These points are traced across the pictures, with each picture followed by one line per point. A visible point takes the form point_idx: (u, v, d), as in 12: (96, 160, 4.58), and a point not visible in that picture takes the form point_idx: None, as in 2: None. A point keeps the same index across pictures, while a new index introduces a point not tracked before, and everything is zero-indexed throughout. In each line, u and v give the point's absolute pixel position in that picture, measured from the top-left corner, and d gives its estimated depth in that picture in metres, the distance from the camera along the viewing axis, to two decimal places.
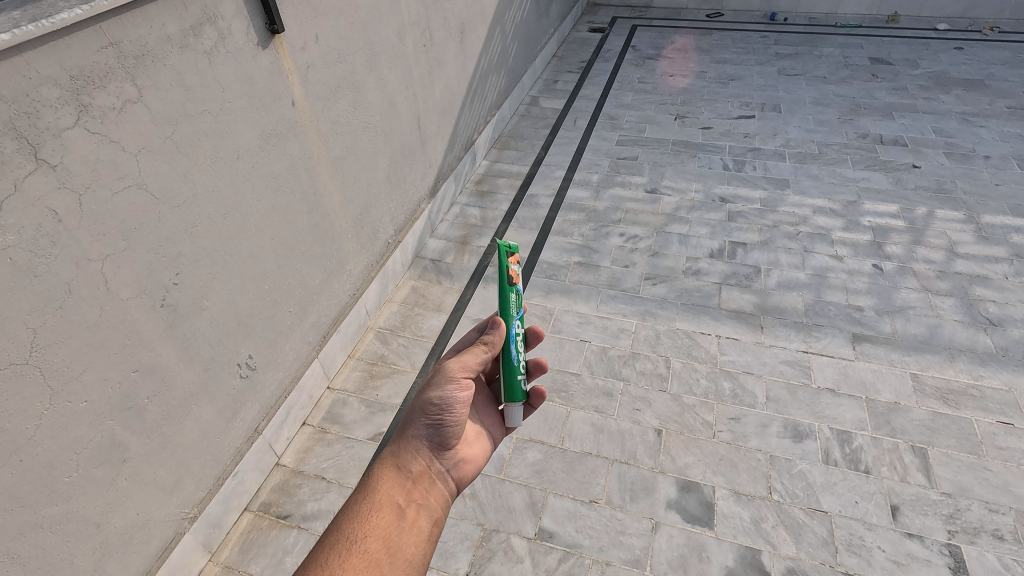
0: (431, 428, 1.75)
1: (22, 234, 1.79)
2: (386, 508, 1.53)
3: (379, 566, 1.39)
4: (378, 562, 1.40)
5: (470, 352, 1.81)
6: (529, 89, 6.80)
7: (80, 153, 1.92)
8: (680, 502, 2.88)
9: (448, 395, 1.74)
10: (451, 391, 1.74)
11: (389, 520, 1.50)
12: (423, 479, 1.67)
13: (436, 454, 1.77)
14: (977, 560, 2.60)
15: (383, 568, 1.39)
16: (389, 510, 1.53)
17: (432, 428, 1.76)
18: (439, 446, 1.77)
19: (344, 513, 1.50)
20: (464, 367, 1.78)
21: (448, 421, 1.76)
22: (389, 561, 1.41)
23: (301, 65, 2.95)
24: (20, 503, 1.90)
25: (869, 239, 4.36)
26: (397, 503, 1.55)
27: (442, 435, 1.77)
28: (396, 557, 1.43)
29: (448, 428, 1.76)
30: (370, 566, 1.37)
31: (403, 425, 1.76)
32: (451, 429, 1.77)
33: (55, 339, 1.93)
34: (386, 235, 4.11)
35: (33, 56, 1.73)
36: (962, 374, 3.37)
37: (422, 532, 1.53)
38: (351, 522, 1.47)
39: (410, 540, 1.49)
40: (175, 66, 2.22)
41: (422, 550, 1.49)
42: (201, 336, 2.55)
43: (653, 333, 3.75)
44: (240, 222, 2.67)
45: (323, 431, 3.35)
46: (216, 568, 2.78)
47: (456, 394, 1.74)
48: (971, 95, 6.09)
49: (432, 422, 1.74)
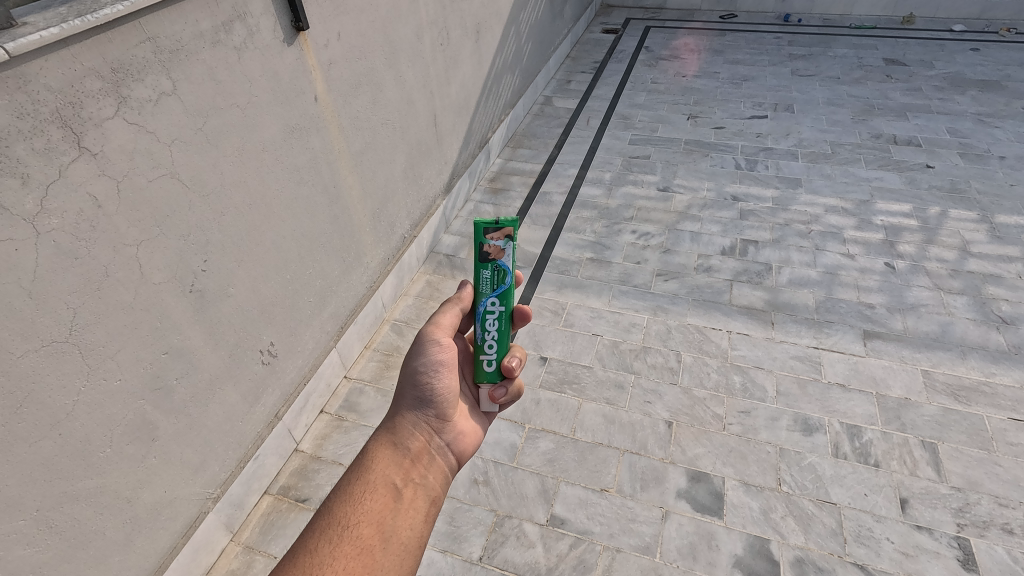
0: (423, 400, 1.85)
1: (66, 218, 1.89)
2: (381, 490, 1.57)
3: (372, 551, 1.43)
4: (372, 548, 1.44)
5: (443, 312, 1.94)
6: (543, 89, 6.87)
7: (119, 142, 2.01)
8: (690, 492, 2.93)
9: (433, 360, 1.84)
10: (434, 355, 1.84)
11: (384, 502, 1.54)
12: (422, 457, 1.74)
13: (433, 430, 1.85)
14: (986, 553, 2.62)
15: (377, 553, 1.43)
16: (384, 491, 1.58)
17: (425, 400, 1.86)
18: (434, 420, 1.85)
19: (338, 495, 1.54)
20: (441, 327, 1.89)
21: (438, 390, 1.85)
22: (382, 547, 1.44)
23: (323, 61, 3.04)
24: (58, 475, 2.00)
25: (882, 238, 4.38)
26: (392, 484, 1.60)
27: (437, 408, 1.87)
28: (390, 541, 1.47)
29: (439, 398, 1.86)
30: (361, 552, 1.41)
31: (399, 402, 1.87)
32: (443, 401, 1.87)
33: (93, 319, 2.03)
34: (403, 230, 4.19)
35: (78, 49, 1.82)
36: (973, 371, 3.38)
37: (418, 514, 1.58)
38: (345, 505, 1.51)
39: (406, 524, 1.53)
40: (207, 61, 2.32)
41: (418, 531, 1.54)
42: (226, 322, 2.64)
43: (664, 328, 3.80)
44: (263, 213, 2.76)
45: (340, 418, 3.44)
46: (238, 547, 2.87)
47: (441, 357, 1.84)
48: (987, 96, 6.06)
49: (423, 393, 1.85)
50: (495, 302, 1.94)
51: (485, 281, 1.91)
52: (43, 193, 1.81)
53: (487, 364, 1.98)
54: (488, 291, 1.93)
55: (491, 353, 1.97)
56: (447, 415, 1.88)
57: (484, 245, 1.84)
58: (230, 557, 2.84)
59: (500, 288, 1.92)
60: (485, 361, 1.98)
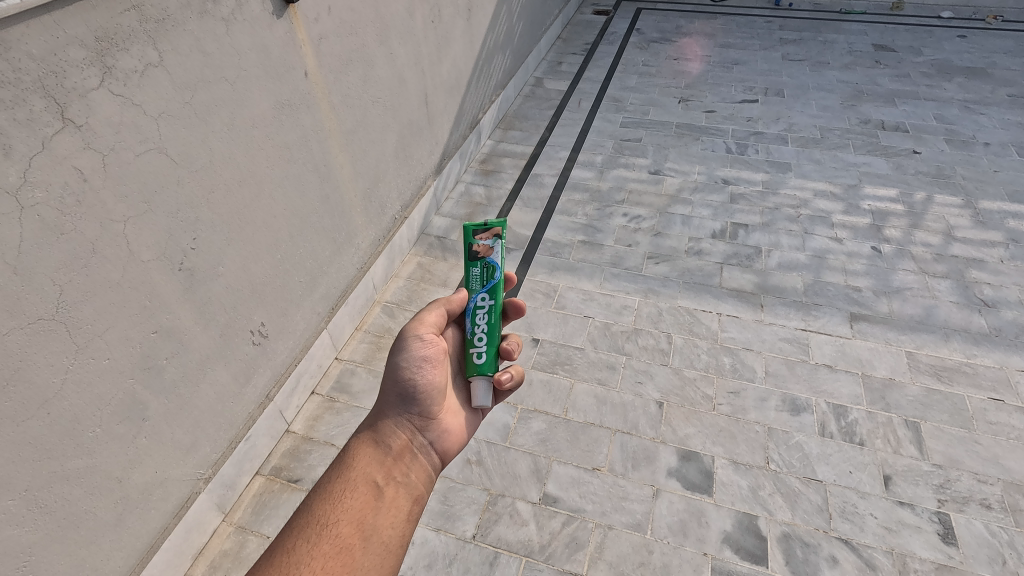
0: (409, 396, 1.80)
1: (50, 191, 1.83)
2: (362, 488, 1.55)
3: (350, 551, 1.42)
4: (350, 547, 1.42)
5: (428, 309, 1.89)
6: (534, 71, 6.81)
7: (105, 114, 1.95)
8: (681, 470, 2.97)
9: (418, 355, 1.80)
10: (419, 349, 1.80)
11: (364, 501, 1.53)
12: (403, 455, 1.71)
13: (415, 427, 1.80)
14: (965, 527, 2.71)
15: (355, 553, 1.42)
16: (365, 490, 1.56)
17: (411, 397, 1.80)
18: (417, 418, 1.81)
19: (318, 495, 1.54)
20: (425, 322, 1.85)
21: (425, 388, 1.81)
22: (361, 547, 1.43)
23: (314, 36, 2.97)
24: (47, 455, 1.96)
25: (869, 222, 4.43)
26: (373, 482, 1.58)
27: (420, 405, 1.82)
28: (369, 540, 1.46)
29: (425, 396, 1.80)
30: (340, 551, 1.40)
31: (383, 398, 1.82)
32: (427, 398, 1.81)
33: (81, 296, 1.98)
34: (393, 211, 4.14)
35: (59, 16, 1.75)
36: (955, 352, 3.46)
37: (398, 512, 1.56)
38: (323, 504, 1.50)
39: (386, 523, 1.51)
40: (195, 32, 2.25)
41: (399, 530, 1.52)
42: (216, 301, 2.60)
43: (655, 310, 3.83)
44: (254, 190, 2.70)
45: (332, 400, 3.42)
46: (230, 528, 2.86)
47: (423, 351, 1.79)
48: (973, 83, 6.12)
49: (408, 388, 1.79)
50: (485, 297, 1.89)
51: (476, 278, 1.89)
52: (27, 165, 1.75)
53: (477, 357, 1.89)
54: (478, 287, 1.89)
55: (481, 345, 1.89)
56: (432, 413, 1.83)
57: (472, 243, 1.87)
58: (223, 537, 2.82)
59: (490, 284, 1.88)
60: (475, 355, 1.89)
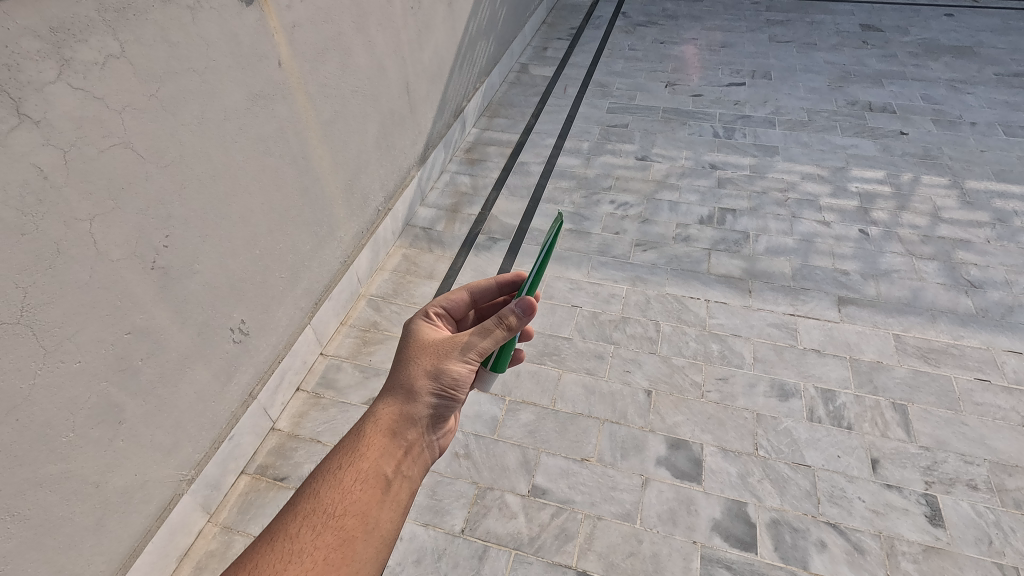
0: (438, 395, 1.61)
1: (10, 191, 1.75)
2: (372, 479, 1.41)
3: (353, 544, 1.32)
4: (353, 539, 1.32)
5: (496, 338, 1.62)
6: (519, 57, 6.71)
7: (65, 109, 1.88)
8: (670, 459, 2.96)
9: (462, 374, 1.63)
10: (466, 370, 1.63)
11: (374, 493, 1.40)
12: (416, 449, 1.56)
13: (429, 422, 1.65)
14: (952, 508, 2.72)
15: (359, 547, 1.32)
16: (376, 481, 1.42)
17: (439, 395, 1.61)
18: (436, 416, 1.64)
19: (323, 478, 1.39)
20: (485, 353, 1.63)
21: (456, 395, 1.64)
22: (364, 541, 1.33)
23: (287, 24, 2.88)
24: (20, 462, 1.91)
25: (856, 205, 4.41)
26: (384, 476, 1.43)
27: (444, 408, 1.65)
28: (373, 536, 1.35)
29: (451, 402, 1.65)
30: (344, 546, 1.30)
31: (402, 380, 1.60)
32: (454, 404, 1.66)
33: (48, 298, 1.91)
34: (377, 202, 4.07)
35: (11, 5, 1.67)
36: (942, 334, 3.46)
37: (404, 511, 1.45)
38: (331, 492, 1.36)
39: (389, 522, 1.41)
40: (158, 20, 2.17)
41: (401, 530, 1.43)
42: (193, 299, 2.54)
43: (643, 298, 3.80)
44: (229, 184, 2.63)
45: (318, 396, 3.37)
46: (215, 528, 2.82)
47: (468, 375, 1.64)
48: (959, 62, 6.09)
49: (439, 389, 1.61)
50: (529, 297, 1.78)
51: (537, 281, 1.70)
52: None
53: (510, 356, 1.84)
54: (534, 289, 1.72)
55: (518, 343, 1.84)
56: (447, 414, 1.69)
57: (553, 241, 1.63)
58: (208, 538, 2.79)
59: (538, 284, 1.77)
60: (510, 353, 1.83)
